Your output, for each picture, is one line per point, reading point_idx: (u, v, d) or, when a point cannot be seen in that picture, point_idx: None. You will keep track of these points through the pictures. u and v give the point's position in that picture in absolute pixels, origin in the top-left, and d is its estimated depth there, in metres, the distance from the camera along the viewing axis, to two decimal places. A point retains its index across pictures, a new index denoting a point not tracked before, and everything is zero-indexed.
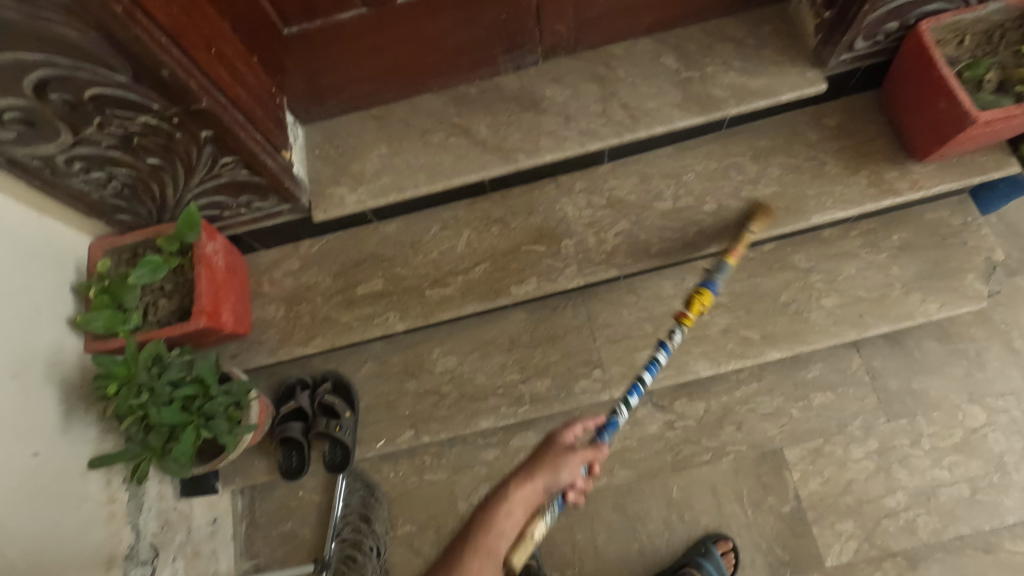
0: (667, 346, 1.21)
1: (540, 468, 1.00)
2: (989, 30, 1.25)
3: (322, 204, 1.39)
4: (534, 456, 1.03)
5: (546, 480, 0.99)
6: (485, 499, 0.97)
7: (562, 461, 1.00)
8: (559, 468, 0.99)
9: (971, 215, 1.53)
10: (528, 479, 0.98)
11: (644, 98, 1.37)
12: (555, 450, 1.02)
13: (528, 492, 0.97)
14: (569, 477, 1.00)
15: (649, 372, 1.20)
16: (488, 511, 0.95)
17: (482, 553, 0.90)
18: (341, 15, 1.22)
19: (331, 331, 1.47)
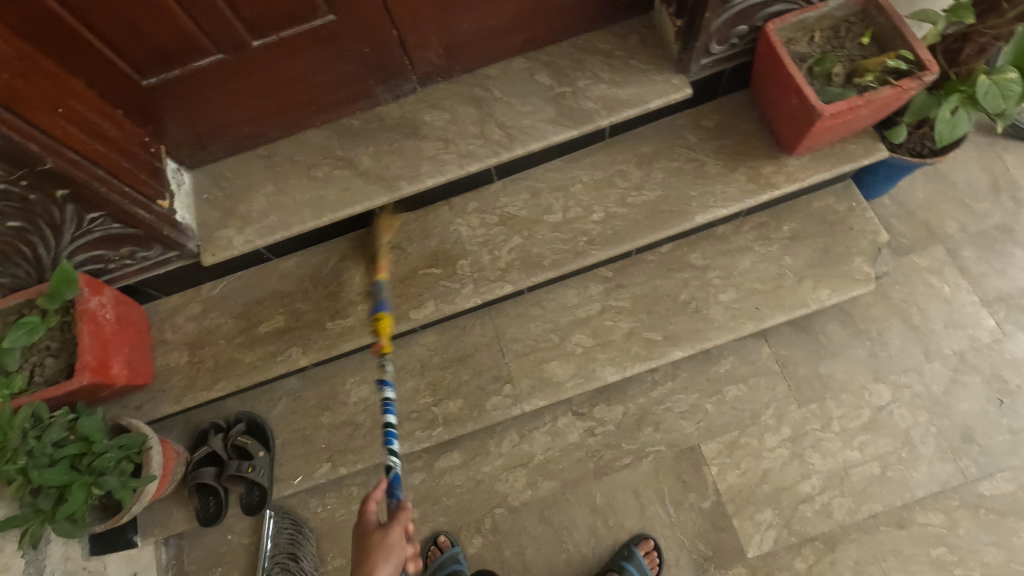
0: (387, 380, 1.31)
1: (373, 560, 1.03)
2: (836, 25, 1.30)
3: (210, 248, 1.39)
4: (361, 551, 1.06)
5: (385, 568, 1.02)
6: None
7: (392, 541, 1.05)
8: (393, 547, 1.04)
9: (856, 200, 1.58)
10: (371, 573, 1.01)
11: (520, 117, 1.40)
12: (381, 535, 1.06)
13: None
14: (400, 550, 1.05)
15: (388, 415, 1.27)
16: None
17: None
18: (198, 62, 1.21)
19: (235, 373, 1.47)
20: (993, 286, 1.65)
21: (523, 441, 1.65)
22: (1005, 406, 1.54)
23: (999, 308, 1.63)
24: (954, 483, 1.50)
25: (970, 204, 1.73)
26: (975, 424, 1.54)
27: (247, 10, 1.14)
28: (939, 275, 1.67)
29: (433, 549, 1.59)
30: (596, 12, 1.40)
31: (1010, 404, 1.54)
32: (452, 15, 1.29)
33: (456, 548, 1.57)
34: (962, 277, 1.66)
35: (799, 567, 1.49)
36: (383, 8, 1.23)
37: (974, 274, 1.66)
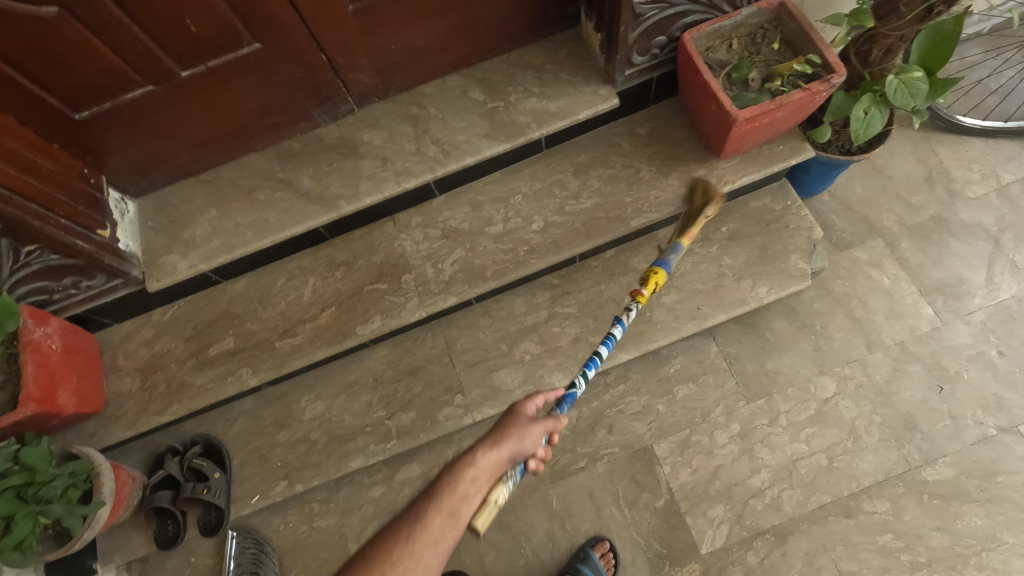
0: (622, 320, 1.17)
1: (502, 437, 0.95)
2: (752, 32, 1.35)
3: (156, 273, 1.42)
4: (499, 423, 0.98)
5: (509, 450, 0.94)
6: (453, 460, 0.92)
7: (527, 430, 0.96)
8: (525, 441, 0.95)
9: (792, 198, 1.61)
10: (492, 446, 0.93)
11: (454, 133, 1.45)
12: (521, 419, 0.98)
13: (495, 459, 0.92)
14: (531, 446, 0.96)
15: (604, 346, 1.15)
16: (452, 472, 0.90)
17: (442, 511, 0.86)
18: (130, 94, 1.24)
19: (187, 396, 1.49)
20: (931, 276, 1.69)
21: None
22: (945, 393, 1.58)
23: (937, 297, 1.67)
24: (898, 470, 1.53)
25: (906, 197, 1.77)
26: (918, 411, 1.57)
27: (172, 42, 1.17)
28: (879, 267, 1.71)
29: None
30: (523, 29, 1.45)
31: (950, 390, 1.58)
32: (380, 37, 1.33)
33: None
34: (901, 268, 1.70)
35: (750, 561, 1.51)
36: (310, 34, 1.26)
37: (912, 265, 1.70)
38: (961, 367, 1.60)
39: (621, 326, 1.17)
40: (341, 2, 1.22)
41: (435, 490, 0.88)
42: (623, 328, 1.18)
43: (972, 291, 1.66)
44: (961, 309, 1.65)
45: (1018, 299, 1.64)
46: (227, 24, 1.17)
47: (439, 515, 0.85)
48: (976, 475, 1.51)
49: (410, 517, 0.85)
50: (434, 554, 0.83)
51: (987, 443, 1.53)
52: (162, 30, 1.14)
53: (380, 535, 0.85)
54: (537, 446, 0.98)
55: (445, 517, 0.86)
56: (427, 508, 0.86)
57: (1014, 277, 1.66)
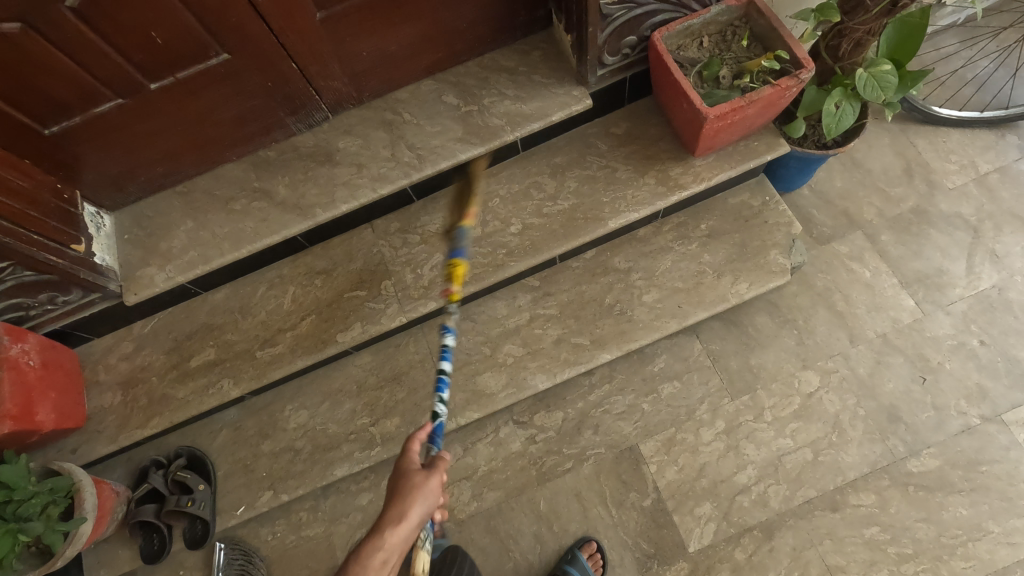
0: (451, 327, 1.13)
1: (403, 505, 0.93)
2: (722, 30, 1.36)
3: (133, 286, 1.41)
4: (394, 491, 0.96)
5: (416, 515, 0.93)
6: (359, 546, 0.90)
7: (424, 489, 0.96)
8: (428, 497, 0.95)
9: (770, 193, 1.62)
10: (395, 522, 0.91)
11: (429, 137, 1.45)
12: (419, 480, 0.97)
13: (401, 531, 0.91)
14: (434, 500, 0.97)
15: (445, 361, 1.10)
16: (358, 561, 0.88)
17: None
18: (99, 108, 1.23)
19: (168, 408, 1.49)
20: (911, 267, 1.69)
21: (467, 453, 1.66)
22: (928, 383, 1.58)
23: (918, 288, 1.67)
24: (883, 463, 1.53)
25: (886, 189, 1.78)
26: (900, 403, 1.57)
27: (139, 55, 1.17)
28: (860, 260, 1.71)
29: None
30: (495, 33, 1.45)
31: (933, 381, 1.58)
32: (350, 44, 1.33)
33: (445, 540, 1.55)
34: (882, 261, 1.71)
35: (738, 558, 1.51)
36: (278, 43, 1.26)
37: (893, 257, 1.71)
38: (943, 358, 1.60)
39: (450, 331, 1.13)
40: (308, 11, 1.22)
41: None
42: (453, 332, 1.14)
43: (953, 282, 1.66)
44: (941, 300, 1.65)
45: (998, 288, 1.64)
46: (193, 36, 1.17)
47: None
48: (960, 466, 1.51)
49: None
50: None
51: (971, 433, 1.53)
52: (128, 44, 1.14)
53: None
54: (438, 498, 0.99)
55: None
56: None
57: (994, 266, 1.66)
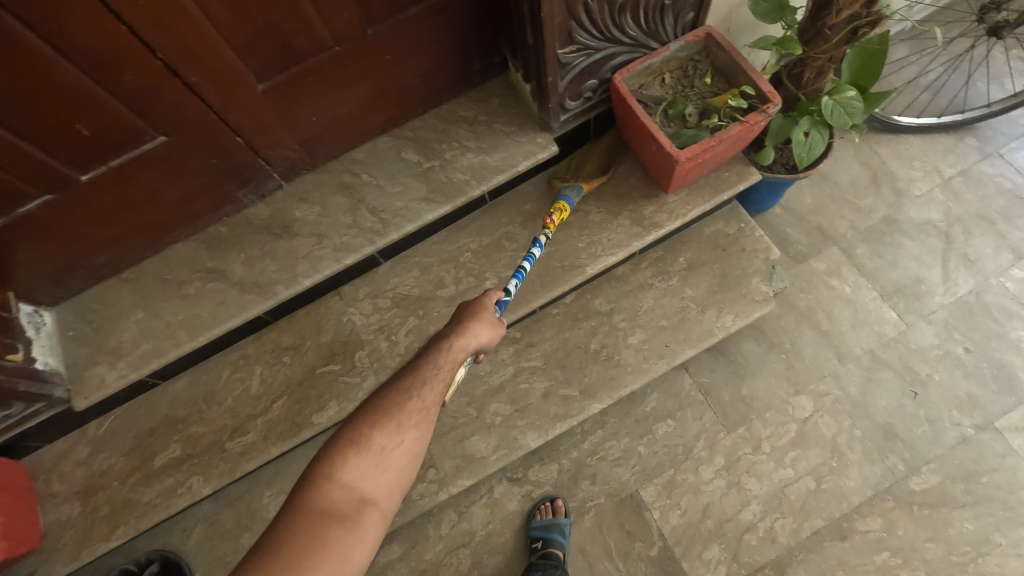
0: (540, 242, 1.27)
1: (478, 320, 1.00)
2: (682, 65, 1.33)
3: (82, 389, 1.29)
4: (467, 311, 1.02)
5: (485, 335, 1.00)
6: (443, 337, 0.97)
7: (493, 322, 1.02)
8: (494, 330, 1.02)
9: (744, 220, 1.59)
10: (475, 328, 0.99)
11: (391, 199, 1.38)
12: (490, 311, 1.03)
13: (473, 340, 0.98)
14: (497, 334, 1.03)
15: (526, 261, 1.24)
16: (440, 346, 0.95)
17: (442, 375, 0.92)
18: (25, 208, 1.11)
19: (133, 516, 1.36)
20: (889, 279, 1.68)
21: (463, 519, 1.57)
22: (919, 397, 1.57)
23: (898, 300, 1.66)
24: (885, 484, 1.51)
25: (855, 201, 1.77)
26: (896, 420, 1.56)
27: (63, 149, 1.06)
28: (838, 276, 1.70)
29: (544, 509, 1.54)
30: (449, 82, 1.39)
31: (924, 394, 1.57)
32: (298, 110, 1.25)
33: (565, 519, 1.50)
34: (860, 275, 1.69)
35: None
36: (220, 119, 1.17)
37: (870, 269, 1.69)
38: (931, 370, 1.59)
39: (538, 246, 1.27)
40: (249, 84, 1.14)
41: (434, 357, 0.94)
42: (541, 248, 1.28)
43: (931, 290, 1.66)
44: (923, 309, 1.65)
45: (976, 293, 1.65)
46: (123, 121, 1.08)
47: (436, 379, 0.92)
48: (960, 479, 1.50)
49: (411, 382, 0.91)
50: (432, 410, 0.90)
51: (967, 443, 1.52)
52: (50, 138, 1.03)
53: (382, 395, 0.90)
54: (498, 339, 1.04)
55: (443, 386, 0.92)
56: (428, 374, 0.92)
57: (968, 271, 1.67)
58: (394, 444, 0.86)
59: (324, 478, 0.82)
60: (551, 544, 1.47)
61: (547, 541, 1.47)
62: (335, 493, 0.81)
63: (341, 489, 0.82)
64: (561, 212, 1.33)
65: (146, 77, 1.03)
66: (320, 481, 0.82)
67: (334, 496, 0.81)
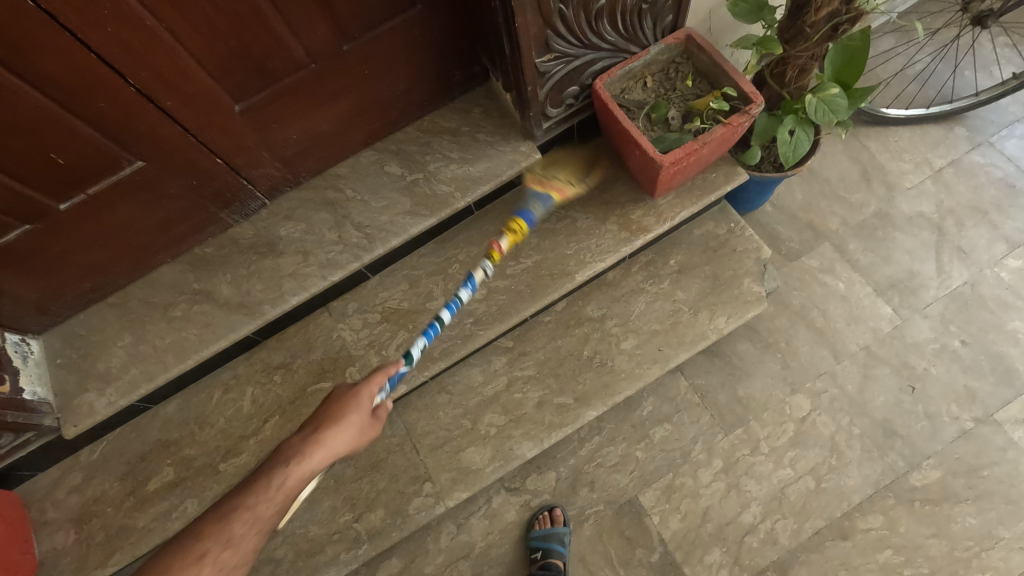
0: (472, 282, 1.08)
1: (329, 428, 0.97)
2: (663, 68, 1.32)
3: (72, 417, 1.28)
4: (324, 415, 0.99)
5: (334, 445, 0.97)
6: (275, 465, 0.93)
7: (359, 425, 0.99)
8: (348, 435, 0.98)
9: (734, 220, 1.58)
10: (323, 440, 0.96)
11: (376, 214, 1.37)
12: (348, 414, 0.99)
13: (318, 454, 0.95)
14: (352, 439, 0.99)
15: (446, 310, 1.07)
16: (274, 470, 0.93)
17: (255, 527, 0.89)
18: (3, 239, 1.10)
19: (129, 541, 1.35)
20: (882, 274, 1.67)
21: (462, 531, 1.55)
22: (917, 392, 1.56)
23: (893, 294, 1.65)
24: (886, 481, 1.50)
25: (846, 196, 1.76)
26: (894, 416, 1.54)
27: (40, 178, 1.06)
28: (831, 273, 1.68)
29: (543, 518, 1.53)
30: (430, 95, 1.38)
31: (922, 389, 1.56)
32: (277, 129, 1.25)
33: (565, 528, 1.49)
34: (853, 270, 1.68)
35: None
36: (198, 142, 1.17)
37: (863, 265, 1.68)
38: (928, 364, 1.58)
39: (470, 286, 1.08)
40: (225, 105, 1.14)
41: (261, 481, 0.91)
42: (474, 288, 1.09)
43: (926, 283, 1.65)
44: (917, 303, 1.63)
45: (971, 285, 1.64)
46: (100, 148, 1.07)
47: (244, 535, 0.88)
48: (961, 474, 1.48)
49: (210, 540, 0.86)
50: (232, 575, 0.86)
51: (967, 437, 1.51)
52: (25, 169, 1.03)
53: (177, 550, 0.86)
54: (355, 442, 0.99)
55: (267, 517, 0.90)
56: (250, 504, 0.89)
57: (962, 262, 1.66)
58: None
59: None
60: (551, 554, 1.45)
61: (547, 551, 1.46)
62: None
63: None
64: (514, 232, 1.15)
65: (120, 104, 1.02)
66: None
67: None
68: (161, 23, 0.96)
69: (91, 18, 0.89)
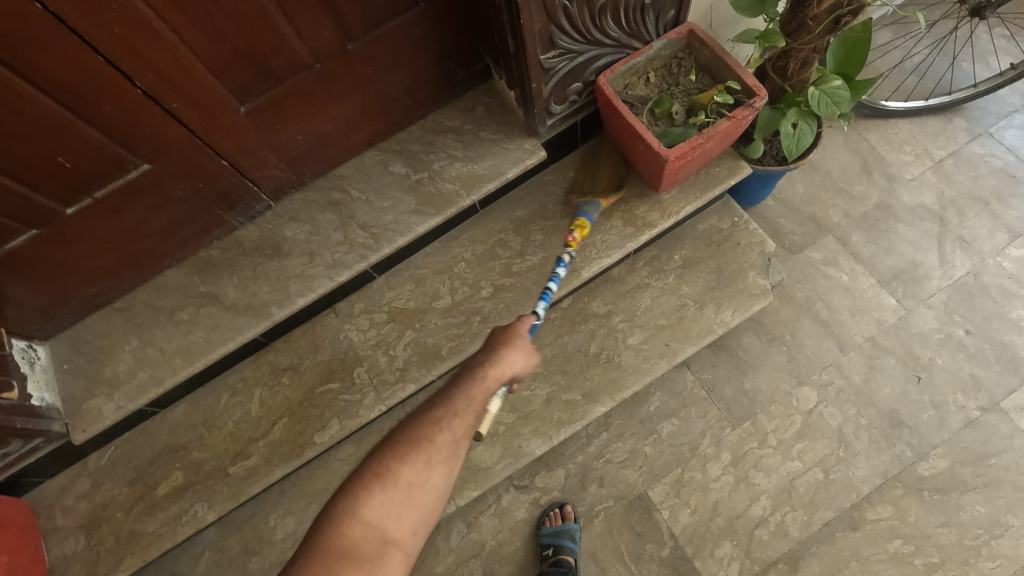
0: (564, 263, 1.22)
1: (511, 345, 0.95)
2: (666, 63, 1.33)
3: (80, 422, 1.28)
4: (507, 333, 0.97)
5: (520, 360, 0.95)
6: (472, 367, 0.92)
7: (528, 351, 0.97)
8: (528, 352, 0.96)
9: (737, 215, 1.58)
10: (509, 354, 0.94)
11: (381, 214, 1.37)
12: (527, 335, 0.98)
13: (507, 366, 0.93)
14: (531, 357, 0.96)
15: (552, 282, 1.19)
16: (474, 373, 0.91)
17: (470, 414, 0.88)
18: (10, 244, 1.10)
19: (139, 546, 1.34)
20: (886, 265, 1.68)
21: (472, 530, 1.55)
22: (923, 382, 1.56)
23: (896, 285, 1.65)
24: (894, 471, 1.50)
25: (848, 189, 1.76)
26: (901, 407, 1.55)
27: (46, 182, 1.06)
28: (835, 265, 1.69)
29: (553, 516, 1.53)
30: (433, 94, 1.39)
31: (927, 379, 1.57)
32: (282, 130, 1.25)
33: (575, 525, 1.49)
34: (857, 262, 1.69)
35: None
36: (203, 144, 1.17)
37: (866, 256, 1.69)
38: (933, 354, 1.59)
39: (563, 267, 1.21)
40: (230, 106, 1.14)
41: (467, 383, 0.90)
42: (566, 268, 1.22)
43: (929, 274, 1.65)
44: (921, 294, 1.64)
45: (974, 275, 1.64)
46: (104, 151, 1.07)
47: (462, 421, 0.88)
48: (969, 462, 1.49)
49: (435, 425, 0.87)
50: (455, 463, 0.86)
51: (973, 426, 1.52)
52: (31, 173, 1.03)
53: (408, 428, 0.87)
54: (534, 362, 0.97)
55: (474, 419, 0.89)
56: (458, 405, 0.88)
57: (965, 252, 1.66)
58: (420, 481, 0.83)
59: (351, 511, 0.80)
60: (562, 551, 1.45)
61: (558, 548, 1.46)
62: (354, 530, 0.79)
63: (363, 526, 0.79)
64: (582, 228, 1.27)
65: (125, 107, 1.02)
66: (342, 515, 0.80)
67: (353, 536, 0.78)
68: (165, 23, 0.96)
69: (95, 19, 0.89)
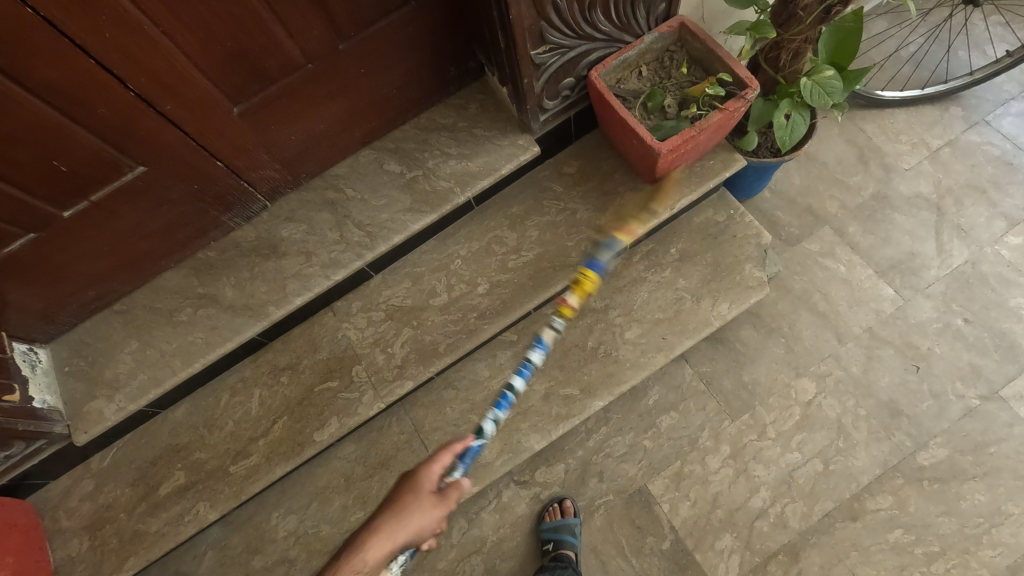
0: (543, 343, 1.09)
1: (382, 521, 0.92)
2: (658, 57, 1.33)
3: (82, 424, 1.29)
4: (381, 512, 0.94)
5: (396, 535, 0.90)
6: (332, 564, 0.87)
7: (421, 505, 0.94)
8: (408, 519, 0.92)
9: (733, 207, 1.58)
10: (376, 538, 0.90)
11: (377, 213, 1.37)
12: (409, 499, 0.94)
13: (371, 552, 0.88)
14: (418, 522, 0.92)
15: (518, 377, 1.06)
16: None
17: None
18: (6, 249, 1.11)
19: (143, 546, 1.35)
20: (883, 255, 1.67)
21: (473, 526, 1.56)
22: (922, 371, 1.56)
23: (894, 276, 1.65)
24: (894, 461, 1.50)
25: (845, 179, 1.76)
26: (899, 397, 1.55)
27: (42, 186, 1.07)
28: (832, 256, 1.69)
29: (553, 510, 1.53)
30: (426, 92, 1.39)
31: (926, 368, 1.56)
32: (276, 131, 1.26)
33: (575, 519, 1.50)
34: (854, 252, 1.68)
35: None
36: (198, 146, 1.17)
37: (864, 247, 1.69)
38: (932, 343, 1.58)
39: (541, 348, 1.08)
40: (224, 108, 1.14)
41: None
42: (545, 349, 1.09)
43: (927, 264, 1.65)
44: (919, 283, 1.64)
45: (972, 264, 1.64)
46: (100, 154, 1.08)
47: None
48: (968, 451, 1.49)
49: None
50: None
51: (973, 415, 1.52)
52: (27, 177, 1.04)
53: None
54: (426, 528, 0.93)
55: None
56: None
57: (963, 241, 1.66)
58: None
59: None
60: (562, 546, 1.46)
61: (558, 543, 1.47)
62: None
63: None
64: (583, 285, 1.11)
65: (119, 110, 1.03)
66: None
67: None
68: (157, 26, 0.96)
69: (88, 22, 0.90)
